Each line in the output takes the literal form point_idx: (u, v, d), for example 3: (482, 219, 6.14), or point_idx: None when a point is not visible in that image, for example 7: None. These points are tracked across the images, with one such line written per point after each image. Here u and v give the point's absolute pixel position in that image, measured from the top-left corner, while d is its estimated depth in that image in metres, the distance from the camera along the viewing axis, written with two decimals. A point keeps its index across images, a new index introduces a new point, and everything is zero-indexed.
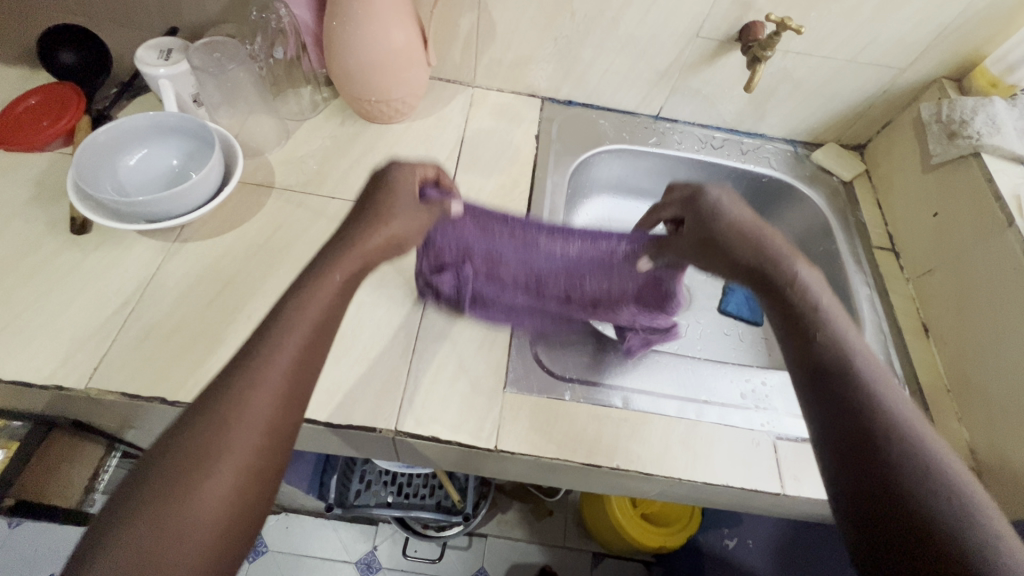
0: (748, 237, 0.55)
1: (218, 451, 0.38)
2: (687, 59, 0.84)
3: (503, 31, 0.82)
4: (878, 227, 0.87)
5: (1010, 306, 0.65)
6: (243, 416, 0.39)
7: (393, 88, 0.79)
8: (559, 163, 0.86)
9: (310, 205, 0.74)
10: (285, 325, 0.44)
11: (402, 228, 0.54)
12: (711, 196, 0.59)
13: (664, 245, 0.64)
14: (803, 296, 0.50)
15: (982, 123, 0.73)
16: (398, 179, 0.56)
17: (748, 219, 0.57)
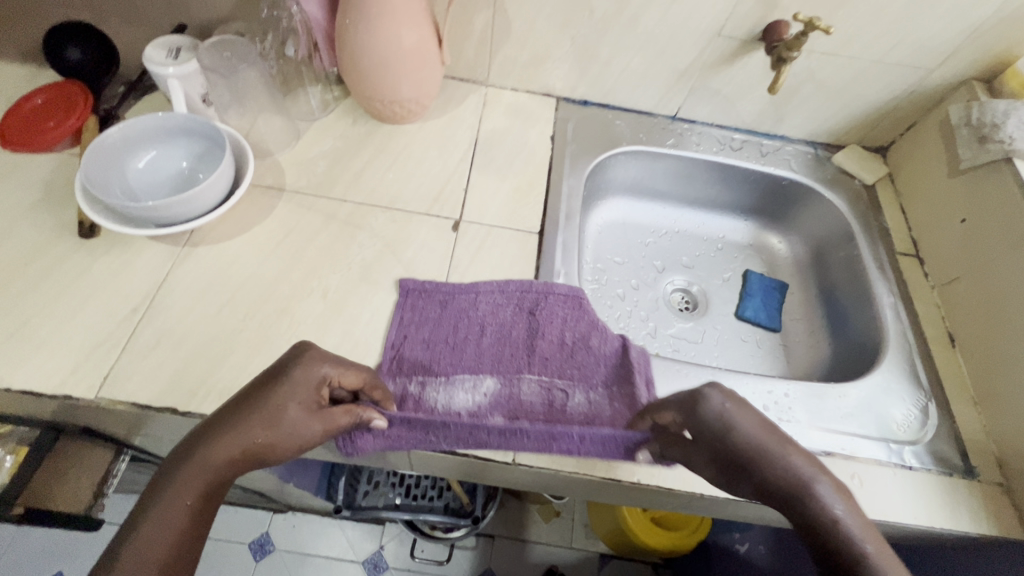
0: (772, 461, 0.47)
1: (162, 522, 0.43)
2: (707, 59, 0.81)
3: (518, 29, 0.80)
4: (901, 233, 0.84)
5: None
6: (167, 514, 0.43)
7: (405, 89, 0.77)
8: (575, 165, 0.84)
9: (322, 208, 0.73)
10: (186, 475, 0.45)
11: (284, 446, 0.50)
12: (711, 406, 0.50)
13: (667, 445, 0.54)
14: (845, 544, 0.42)
15: (1015, 126, 0.70)
16: (296, 387, 0.51)
17: (762, 433, 0.48)
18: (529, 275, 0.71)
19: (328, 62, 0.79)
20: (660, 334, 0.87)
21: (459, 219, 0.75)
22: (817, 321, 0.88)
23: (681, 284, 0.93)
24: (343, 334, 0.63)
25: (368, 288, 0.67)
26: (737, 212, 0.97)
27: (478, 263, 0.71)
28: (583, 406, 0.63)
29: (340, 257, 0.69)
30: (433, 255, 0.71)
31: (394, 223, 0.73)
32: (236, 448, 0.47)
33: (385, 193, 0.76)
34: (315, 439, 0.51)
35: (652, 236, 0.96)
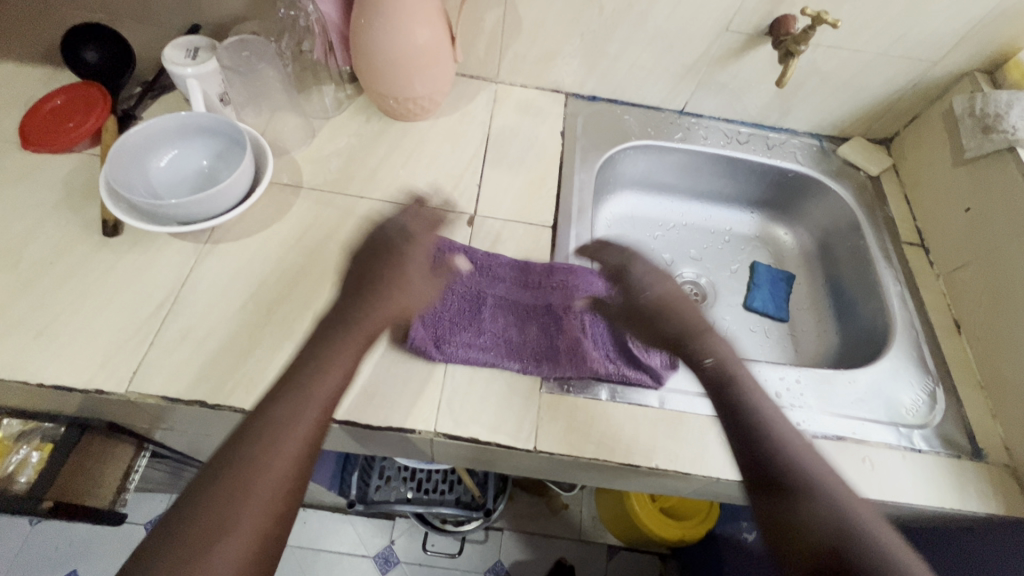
0: (677, 320, 0.65)
1: (277, 442, 0.49)
2: (714, 54, 0.82)
3: (528, 26, 0.82)
4: (907, 222, 0.86)
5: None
6: (273, 443, 0.48)
7: (418, 85, 0.78)
8: (585, 160, 0.85)
9: (339, 205, 0.74)
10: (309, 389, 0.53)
11: (415, 302, 0.64)
12: (638, 272, 0.69)
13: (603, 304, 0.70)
14: (712, 355, 0.62)
15: (1018, 116, 0.72)
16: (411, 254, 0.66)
17: (676, 295, 0.68)
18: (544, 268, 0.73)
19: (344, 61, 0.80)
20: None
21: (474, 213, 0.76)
22: (824, 310, 0.90)
23: (690, 276, 0.95)
24: None
25: None
26: (744, 204, 0.98)
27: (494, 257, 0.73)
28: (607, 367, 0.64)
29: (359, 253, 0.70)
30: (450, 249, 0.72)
31: (410, 218, 0.74)
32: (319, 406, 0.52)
33: (400, 189, 0.77)
34: (427, 295, 0.65)
35: (660, 228, 0.98)
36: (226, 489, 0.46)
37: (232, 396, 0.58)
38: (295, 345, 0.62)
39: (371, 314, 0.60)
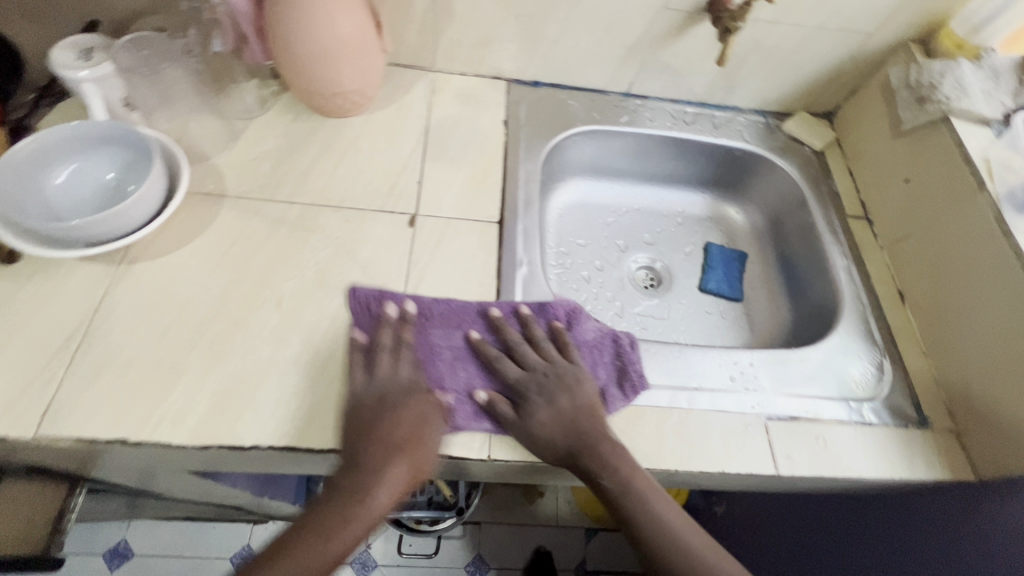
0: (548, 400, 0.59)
1: (341, 529, 0.51)
2: (654, 33, 0.80)
3: (461, 11, 0.77)
4: (851, 195, 0.87)
5: (982, 272, 0.67)
6: (347, 525, 0.52)
7: (347, 78, 0.73)
8: (530, 149, 0.82)
9: (268, 213, 0.69)
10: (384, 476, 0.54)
11: (419, 455, 0.55)
12: (535, 333, 0.64)
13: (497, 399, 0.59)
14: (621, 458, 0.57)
15: (951, 87, 0.73)
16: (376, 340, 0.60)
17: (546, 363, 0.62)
18: (492, 266, 0.70)
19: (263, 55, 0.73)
20: (628, 312, 0.88)
21: (416, 213, 0.73)
22: (776, 287, 0.90)
23: (645, 261, 0.94)
24: (302, 344, 0.61)
25: (325, 293, 0.64)
26: (695, 185, 0.97)
27: (438, 258, 0.69)
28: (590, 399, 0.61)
29: (292, 263, 0.66)
30: (391, 253, 0.69)
31: (347, 222, 0.70)
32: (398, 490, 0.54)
33: (336, 192, 0.72)
34: (406, 409, 0.56)
35: (613, 215, 0.96)
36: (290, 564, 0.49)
37: (158, 432, 0.54)
38: (226, 369, 0.58)
39: (439, 430, 0.57)
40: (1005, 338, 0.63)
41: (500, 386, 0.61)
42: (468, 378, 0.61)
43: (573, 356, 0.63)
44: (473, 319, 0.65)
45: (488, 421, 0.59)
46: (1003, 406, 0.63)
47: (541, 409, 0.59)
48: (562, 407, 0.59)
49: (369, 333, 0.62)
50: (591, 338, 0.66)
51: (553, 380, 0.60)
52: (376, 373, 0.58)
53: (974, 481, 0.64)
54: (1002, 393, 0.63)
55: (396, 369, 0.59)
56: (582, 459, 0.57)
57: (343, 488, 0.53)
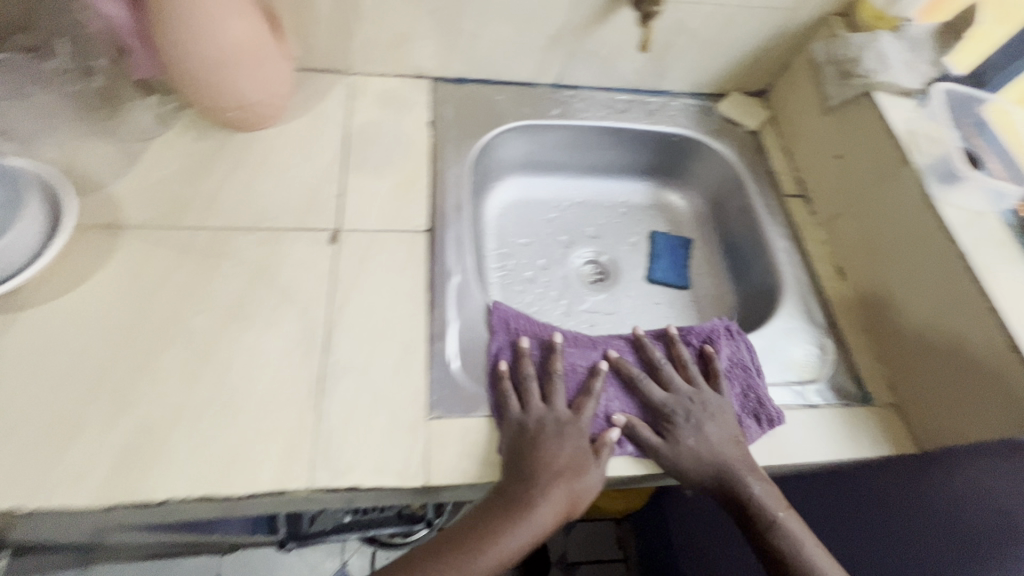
0: (699, 429, 0.60)
1: (497, 543, 0.52)
2: (576, 21, 0.77)
3: (370, 9, 0.73)
4: (787, 174, 0.86)
5: (911, 244, 0.67)
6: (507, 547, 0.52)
7: (244, 84, 0.68)
8: (459, 150, 0.78)
9: (174, 241, 0.64)
10: (541, 511, 0.53)
11: (580, 488, 0.55)
12: (681, 353, 0.66)
13: (637, 424, 0.59)
14: (758, 483, 0.58)
15: (871, 61, 0.73)
16: (547, 372, 0.62)
17: (692, 391, 0.62)
18: (422, 278, 0.67)
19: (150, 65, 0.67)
20: (574, 310, 0.86)
21: (338, 228, 0.68)
22: (721, 272, 0.89)
23: (590, 254, 0.92)
24: (217, 382, 0.56)
25: (240, 324, 0.60)
26: (635, 172, 0.95)
27: (364, 275, 0.65)
28: (734, 426, 0.61)
29: (202, 294, 0.61)
30: (313, 273, 0.64)
31: (262, 244, 0.65)
32: (560, 515, 0.54)
33: (249, 213, 0.68)
34: (580, 442, 0.57)
35: (555, 210, 0.93)
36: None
37: (56, 497, 0.49)
38: (131, 419, 0.53)
39: (592, 469, 0.56)
40: (937, 308, 0.64)
41: (643, 414, 0.62)
42: (613, 406, 0.61)
43: (718, 384, 0.64)
44: (611, 345, 0.67)
45: (629, 445, 0.59)
46: (939, 375, 0.63)
47: (688, 435, 0.59)
48: (706, 436, 0.60)
49: (510, 364, 0.62)
50: (730, 364, 0.67)
51: (688, 408, 0.61)
52: (554, 402, 0.59)
53: (917, 453, 0.65)
54: (939, 363, 0.63)
55: (541, 401, 0.59)
56: (727, 483, 0.58)
57: (510, 496, 0.53)
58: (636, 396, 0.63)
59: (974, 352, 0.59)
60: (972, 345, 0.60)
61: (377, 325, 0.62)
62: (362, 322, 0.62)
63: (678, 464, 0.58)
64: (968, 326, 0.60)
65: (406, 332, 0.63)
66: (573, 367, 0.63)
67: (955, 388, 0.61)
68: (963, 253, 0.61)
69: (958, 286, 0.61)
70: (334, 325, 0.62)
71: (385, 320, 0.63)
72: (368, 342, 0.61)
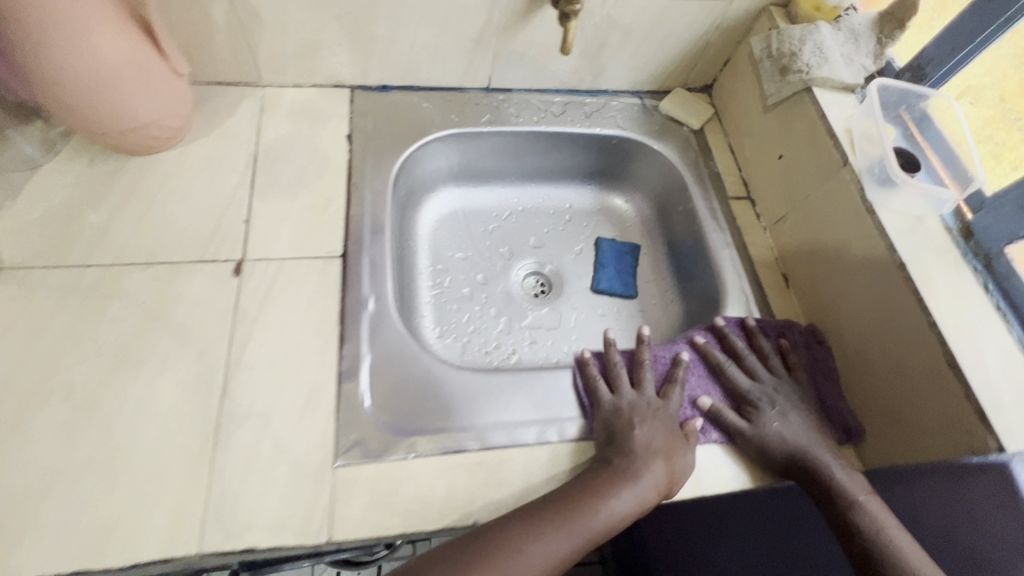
0: (785, 414, 0.59)
1: (586, 527, 0.49)
2: (498, 22, 0.72)
3: (270, 17, 0.67)
4: (732, 175, 0.82)
5: (851, 251, 0.64)
6: (596, 516, 0.50)
7: (114, 90, 0.59)
8: (379, 166, 0.73)
9: (56, 283, 0.59)
10: (638, 482, 0.52)
11: (677, 463, 0.55)
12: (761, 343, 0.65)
13: (722, 408, 0.60)
14: (843, 470, 0.56)
15: (811, 54, 0.68)
16: (638, 360, 0.63)
17: (784, 379, 0.63)
18: (334, 310, 0.62)
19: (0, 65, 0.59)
20: (515, 327, 0.81)
21: (242, 258, 0.63)
22: (669, 279, 0.85)
23: (533, 266, 0.87)
24: (98, 440, 0.52)
25: (127, 373, 0.55)
26: (579, 177, 0.91)
27: (269, 310, 0.61)
28: (807, 421, 0.59)
29: (86, 342, 0.56)
30: (212, 310, 0.60)
31: (155, 281, 0.60)
32: (655, 490, 0.53)
33: (143, 246, 0.62)
34: (666, 425, 0.57)
35: (495, 220, 0.88)
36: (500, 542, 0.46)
37: None
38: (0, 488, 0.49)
39: (687, 447, 0.56)
40: (877, 320, 0.61)
41: (734, 399, 0.62)
42: (698, 393, 0.62)
43: (799, 373, 0.64)
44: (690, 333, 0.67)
45: (715, 432, 0.59)
46: (878, 391, 0.60)
47: (774, 420, 0.59)
48: (795, 420, 0.59)
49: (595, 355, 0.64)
50: (810, 358, 0.66)
51: (772, 397, 0.60)
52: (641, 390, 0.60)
53: None
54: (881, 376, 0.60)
55: (649, 389, 0.61)
56: (814, 468, 0.56)
57: (598, 479, 0.52)
58: (719, 382, 0.63)
59: (913, 367, 0.56)
60: (913, 356, 0.57)
61: (281, 365, 0.58)
62: (265, 363, 0.58)
63: (765, 448, 0.57)
64: (907, 339, 0.57)
65: (314, 371, 0.58)
66: (661, 355, 0.64)
67: (893, 406, 0.59)
68: (902, 262, 0.58)
69: (897, 297, 0.58)
70: (234, 367, 0.57)
71: (291, 359, 0.58)
72: (271, 384, 0.57)
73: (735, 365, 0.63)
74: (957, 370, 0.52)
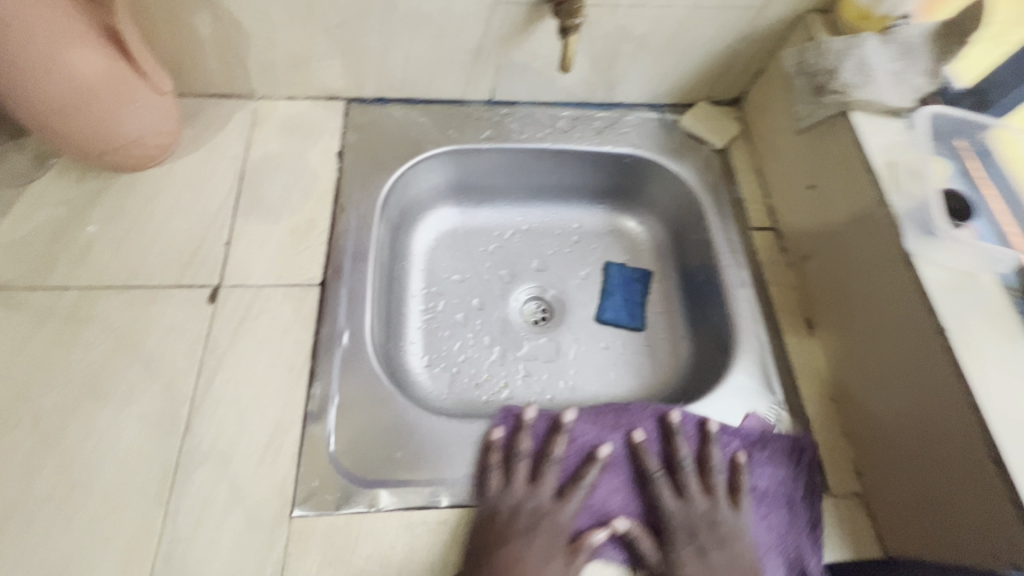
0: (724, 554, 0.52)
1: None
2: (498, 32, 0.66)
3: (256, 30, 0.64)
4: (757, 202, 0.74)
5: (884, 306, 0.55)
6: None
7: (91, 109, 0.58)
8: (367, 186, 0.70)
9: (35, 304, 0.58)
10: None
11: None
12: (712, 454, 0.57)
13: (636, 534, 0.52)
14: None
15: (852, 71, 0.60)
16: (552, 455, 0.57)
17: (724, 502, 0.55)
18: (307, 343, 0.59)
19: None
20: (508, 358, 0.76)
21: (219, 284, 0.61)
22: (681, 312, 0.78)
23: (533, 290, 0.81)
24: (59, 473, 0.51)
25: (94, 403, 0.54)
26: (588, 195, 0.84)
27: (240, 341, 0.58)
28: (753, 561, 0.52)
29: (57, 368, 0.55)
30: (183, 339, 0.58)
31: (130, 306, 0.59)
32: None
33: (123, 268, 0.61)
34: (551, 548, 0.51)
35: (495, 240, 0.83)
36: None
37: None
38: None
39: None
40: (910, 390, 0.52)
41: (651, 520, 0.54)
42: (609, 504, 0.55)
43: (740, 504, 0.55)
44: (636, 423, 0.59)
45: (622, 553, 0.52)
46: (908, 472, 0.52)
47: (691, 559, 0.51)
48: (716, 563, 0.51)
49: (506, 436, 0.58)
50: (767, 486, 0.57)
51: (691, 532, 0.53)
52: (535, 491, 0.54)
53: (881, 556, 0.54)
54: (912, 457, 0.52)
55: (550, 490, 0.55)
56: None
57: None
58: (643, 495, 0.56)
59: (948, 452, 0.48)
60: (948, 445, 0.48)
61: (246, 402, 0.56)
62: (231, 398, 0.56)
63: None
64: (944, 419, 0.49)
65: (279, 409, 0.56)
66: (586, 445, 0.58)
67: (923, 497, 0.50)
68: (942, 328, 0.49)
69: (935, 368, 0.50)
70: (199, 401, 0.55)
71: (258, 396, 0.56)
72: (234, 422, 0.54)
73: (667, 478, 0.56)
74: (1002, 469, 0.44)
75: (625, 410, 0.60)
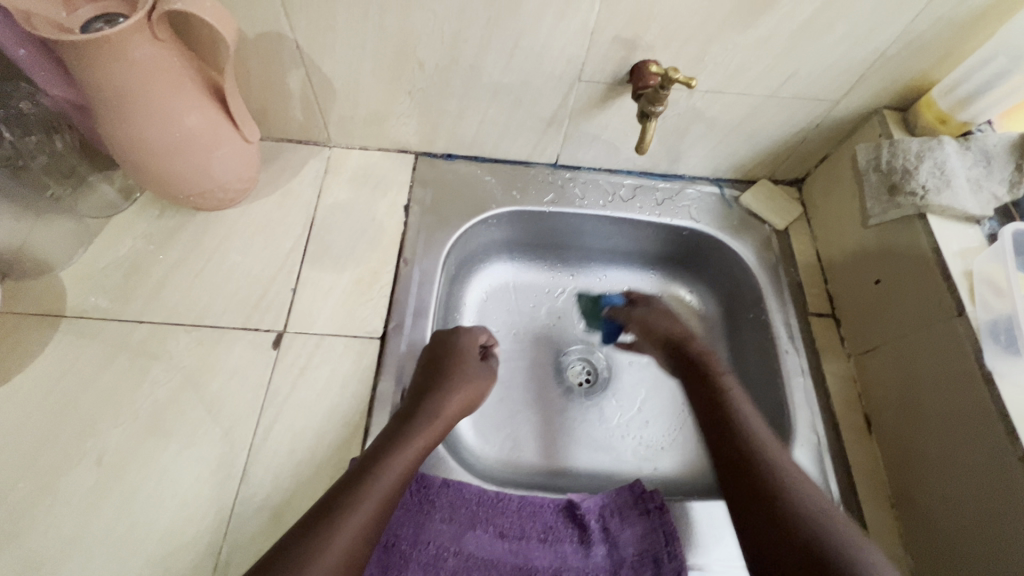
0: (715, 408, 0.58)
1: (324, 550, 0.43)
2: (574, 105, 0.68)
3: (343, 89, 0.67)
4: (816, 289, 0.73)
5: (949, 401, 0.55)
6: (377, 484, 0.48)
7: (188, 158, 0.60)
8: (431, 242, 0.71)
9: (109, 336, 0.60)
10: (402, 446, 0.52)
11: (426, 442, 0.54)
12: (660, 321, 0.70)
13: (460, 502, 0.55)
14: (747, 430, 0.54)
15: (928, 174, 0.60)
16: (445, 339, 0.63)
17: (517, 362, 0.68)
18: (362, 398, 0.60)
19: (46, 88, 0.54)
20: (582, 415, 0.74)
21: (282, 330, 0.63)
22: None
23: (581, 351, 0.79)
24: (118, 511, 0.52)
25: (157, 444, 0.56)
26: (641, 260, 0.84)
27: (299, 391, 0.59)
28: None
29: (124, 404, 0.57)
30: (245, 384, 0.59)
31: (197, 346, 0.61)
32: (400, 470, 0.50)
33: (192, 307, 0.63)
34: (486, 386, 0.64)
35: (545, 297, 0.82)
36: (354, 499, 0.46)
37: None
38: (21, 548, 0.50)
39: (423, 429, 0.54)
40: (984, 520, 0.51)
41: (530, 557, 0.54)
42: (498, 556, 0.54)
43: (624, 542, 0.55)
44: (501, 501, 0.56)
45: None
46: (963, 547, 0.52)
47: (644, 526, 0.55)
48: None
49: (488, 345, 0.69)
50: (635, 553, 0.54)
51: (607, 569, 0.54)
52: (458, 332, 0.64)
53: None
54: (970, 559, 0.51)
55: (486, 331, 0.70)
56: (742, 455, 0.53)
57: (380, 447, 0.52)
58: (526, 559, 0.54)
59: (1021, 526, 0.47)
60: (996, 528, 0.49)
61: (302, 455, 0.56)
62: (286, 449, 0.56)
63: None
64: (1014, 515, 0.48)
65: (332, 465, 0.56)
66: (443, 549, 0.53)
67: (974, 542, 0.51)
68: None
69: (999, 454, 0.50)
70: (255, 450, 0.56)
71: (313, 449, 0.56)
72: (288, 476, 0.55)
73: (513, 543, 0.55)
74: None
75: (525, 503, 0.57)
